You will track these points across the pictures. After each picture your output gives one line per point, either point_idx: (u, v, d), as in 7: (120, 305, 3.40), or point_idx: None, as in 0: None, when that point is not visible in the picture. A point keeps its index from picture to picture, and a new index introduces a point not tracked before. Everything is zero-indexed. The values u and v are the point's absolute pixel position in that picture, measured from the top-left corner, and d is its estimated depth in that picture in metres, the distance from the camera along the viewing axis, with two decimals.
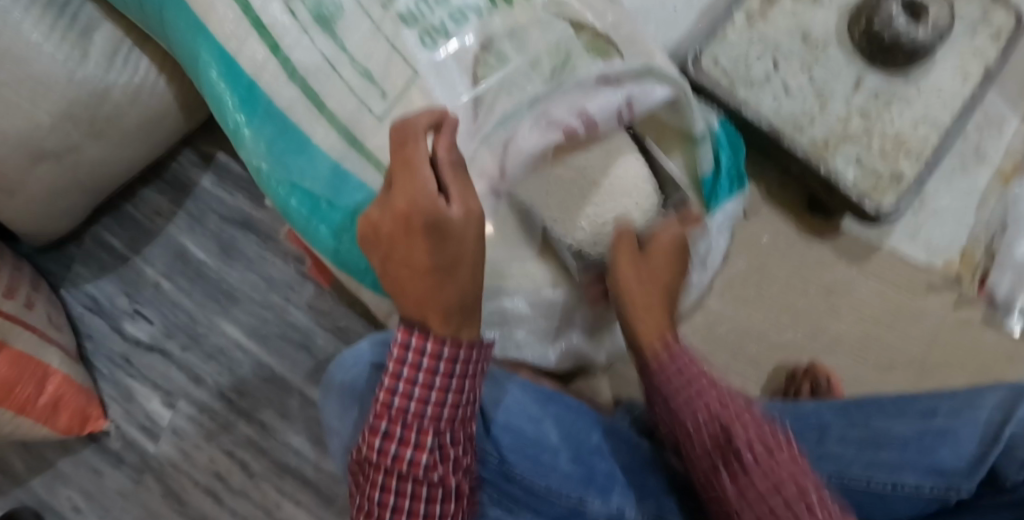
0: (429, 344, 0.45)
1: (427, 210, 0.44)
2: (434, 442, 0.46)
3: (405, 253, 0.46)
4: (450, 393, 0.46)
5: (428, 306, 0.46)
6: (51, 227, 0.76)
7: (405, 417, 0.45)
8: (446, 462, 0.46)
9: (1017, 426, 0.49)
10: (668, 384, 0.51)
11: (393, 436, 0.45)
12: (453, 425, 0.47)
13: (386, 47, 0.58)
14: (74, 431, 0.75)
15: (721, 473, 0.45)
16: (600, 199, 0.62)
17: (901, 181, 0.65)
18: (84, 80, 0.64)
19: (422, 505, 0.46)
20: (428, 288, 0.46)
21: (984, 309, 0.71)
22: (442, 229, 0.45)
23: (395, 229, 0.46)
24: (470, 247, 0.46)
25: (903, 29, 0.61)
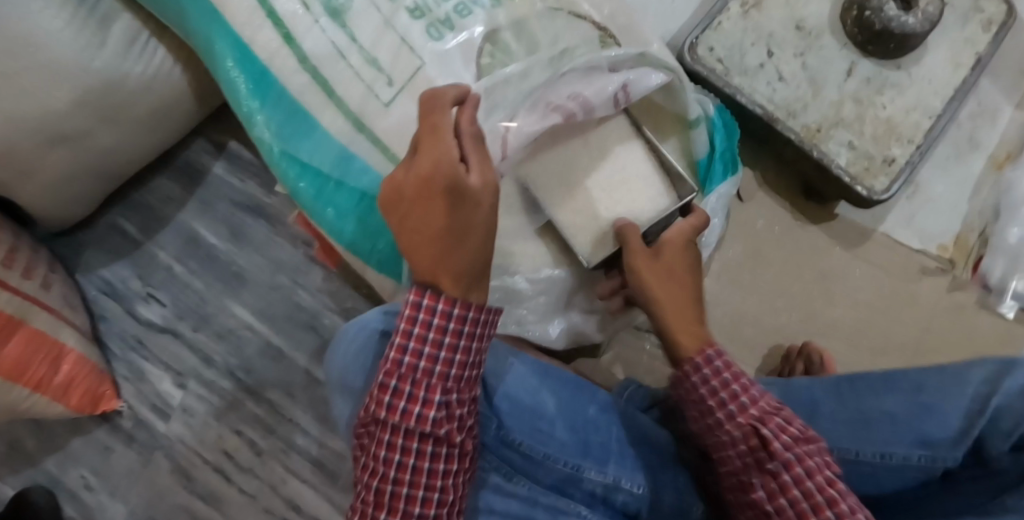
0: (439, 305, 0.48)
1: (448, 175, 0.46)
2: (441, 399, 0.48)
3: (423, 217, 0.48)
4: (458, 351, 0.49)
5: (438, 271, 0.48)
6: (67, 211, 0.78)
7: (413, 375, 0.48)
8: (451, 420, 0.49)
9: (1002, 400, 0.51)
10: (703, 391, 0.50)
11: (402, 394, 0.48)
12: (459, 385, 0.50)
13: (395, 38, 0.61)
14: (86, 409, 0.77)
15: (754, 482, 0.45)
16: (605, 174, 0.64)
17: (892, 164, 0.67)
18: (102, 68, 0.66)
19: (427, 463, 0.49)
20: (440, 254, 0.48)
21: (977, 293, 0.72)
22: (460, 194, 0.47)
23: (415, 193, 0.48)
24: (484, 216, 0.48)
25: (891, 18, 0.63)
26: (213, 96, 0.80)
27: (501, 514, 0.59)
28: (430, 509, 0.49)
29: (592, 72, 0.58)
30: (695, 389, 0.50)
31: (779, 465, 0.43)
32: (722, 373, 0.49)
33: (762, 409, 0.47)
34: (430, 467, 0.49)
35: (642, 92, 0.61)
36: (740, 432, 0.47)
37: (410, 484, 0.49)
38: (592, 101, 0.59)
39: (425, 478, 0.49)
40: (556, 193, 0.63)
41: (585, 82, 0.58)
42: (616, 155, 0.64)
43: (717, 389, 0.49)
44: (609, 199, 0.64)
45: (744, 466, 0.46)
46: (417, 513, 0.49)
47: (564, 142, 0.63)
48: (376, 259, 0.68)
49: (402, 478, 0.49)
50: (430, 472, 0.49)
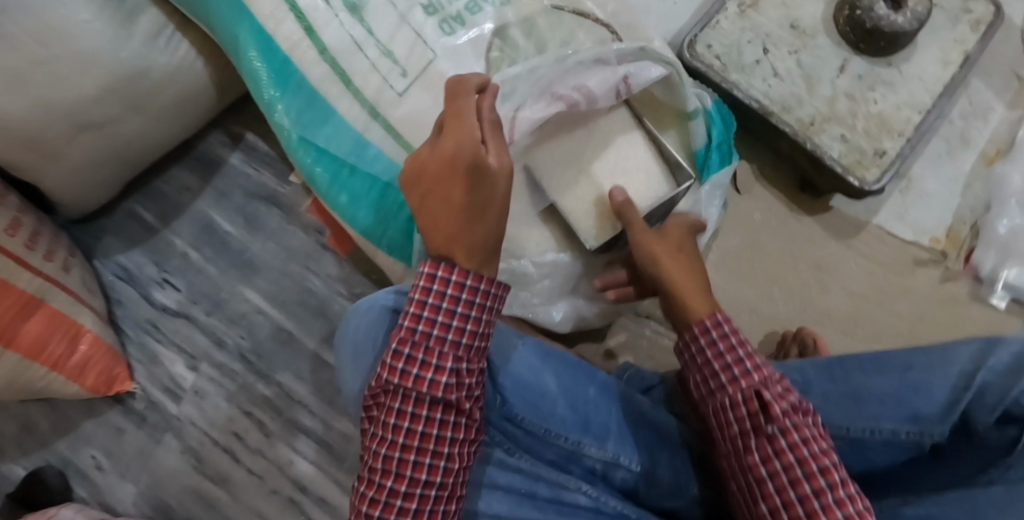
0: (453, 276, 0.49)
1: (470, 153, 0.49)
2: (452, 366, 0.49)
3: (445, 193, 0.50)
4: (468, 321, 0.50)
5: (454, 244, 0.50)
6: (89, 198, 0.81)
7: (426, 343, 0.49)
8: (461, 389, 0.50)
9: (987, 375, 0.53)
10: (708, 357, 0.50)
11: (415, 361, 0.49)
12: (469, 355, 0.51)
13: (410, 32, 0.64)
14: (101, 390, 0.80)
15: (747, 445, 0.44)
16: (608, 162, 0.66)
17: (883, 156, 0.69)
18: (128, 59, 0.69)
19: (434, 430, 0.49)
20: (458, 228, 0.50)
21: (969, 285, 0.74)
22: (480, 173, 0.49)
23: (439, 169, 0.50)
24: (501, 195, 0.50)
25: (882, 16, 0.66)
26: (232, 89, 0.83)
27: (504, 488, 0.60)
28: (435, 477, 0.49)
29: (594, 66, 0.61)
30: (700, 354, 0.50)
31: (776, 429, 0.43)
32: (729, 339, 0.49)
33: (766, 376, 0.46)
34: (438, 434, 0.49)
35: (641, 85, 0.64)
36: (741, 396, 0.46)
37: (417, 451, 0.49)
38: (595, 92, 0.61)
39: (432, 445, 0.49)
40: (560, 180, 0.65)
41: (587, 75, 0.61)
42: (619, 144, 0.67)
43: (723, 354, 0.49)
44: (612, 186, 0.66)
45: (742, 429, 0.45)
46: (422, 480, 0.49)
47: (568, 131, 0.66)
48: (387, 243, 0.70)
49: (409, 445, 0.49)
50: (437, 440, 0.49)
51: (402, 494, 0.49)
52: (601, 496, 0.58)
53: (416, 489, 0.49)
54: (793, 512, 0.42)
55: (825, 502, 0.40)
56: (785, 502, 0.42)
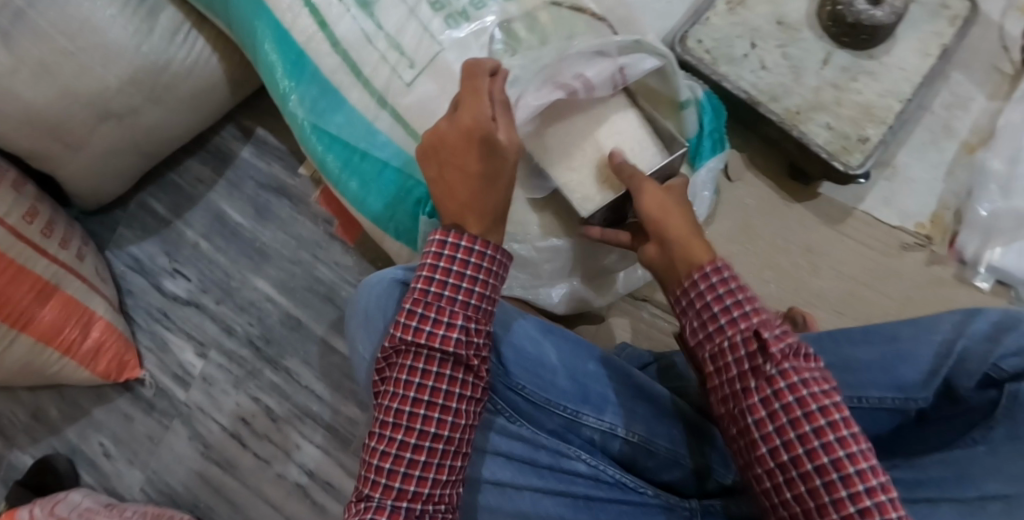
0: (463, 242, 0.52)
1: (483, 128, 0.52)
2: (462, 324, 0.51)
3: (460, 163, 0.53)
4: (477, 284, 0.53)
5: (465, 212, 0.53)
6: (104, 189, 0.84)
7: (438, 303, 0.52)
8: (470, 348, 0.52)
9: (966, 343, 0.55)
10: (702, 299, 0.49)
11: (427, 319, 0.51)
12: (478, 315, 0.53)
13: (417, 26, 0.65)
14: (112, 376, 0.82)
15: (748, 389, 0.46)
16: (603, 135, 0.65)
17: (867, 142, 0.72)
18: (149, 52, 0.73)
19: (444, 385, 0.51)
20: (470, 196, 0.53)
21: (954, 268, 0.77)
22: (493, 146, 0.52)
23: (456, 141, 0.53)
24: (510, 167, 0.54)
25: (862, 11, 0.70)
26: (244, 85, 0.86)
27: (506, 455, 0.62)
28: (444, 431, 0.51)
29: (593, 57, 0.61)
30: (696, 298, 0.50)
31: (776, 371, 0.44)
32: (727, 282, 0.49)
33: (763, 319, 0.47)
34: (447, 390, 0.51)
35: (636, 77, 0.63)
36: (740, 336, 0.47)
37: (427, 405, 0.51)
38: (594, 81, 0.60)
39: (441, 400, 0.51)
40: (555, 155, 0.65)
41: (586, 64, 0.61)
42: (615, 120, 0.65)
43: (721, 297, 0.48)
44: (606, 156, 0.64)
45: (740, 372, 0.46)
46: (431, 433, 0.51)
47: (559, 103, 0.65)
48: (395, 225, 0.71)
49: (419, 399, 0.51)
50: (446, 394, 0.51)
51: (411, 446, 0.51)
52: (600, 464, 0.61)
53: (425, 442, 0.51)
54: (792, 451, 0.44)
55: (825, 440, 0.42)
56: (785, 441, 0.44)
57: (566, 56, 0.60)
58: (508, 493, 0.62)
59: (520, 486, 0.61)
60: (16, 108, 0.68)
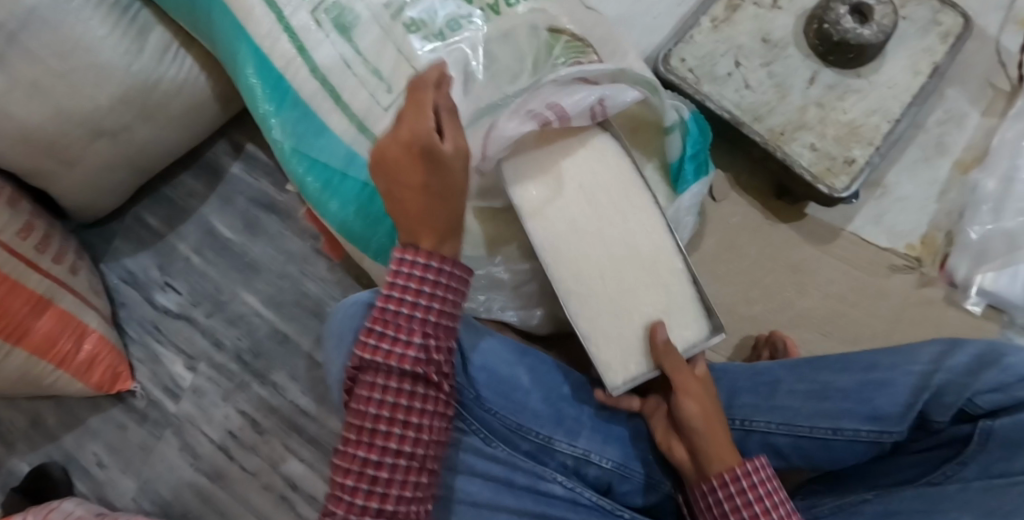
0: (421, 260, 0.51)
1: (424, 140, 0.50)
2: (419, 342, 0.50)
3: (404, 177, 0.51)
4: (435, 300, 0.51)
5: (416, 226, 0.52)
6: (99, 204, 0.86)
7: (395, 321, 0.51)
8: (429, 363, 0.51)
9: (944, 377, 0.54)
10: (725, 511, 0.51)
11: (385, 337, 0.50)
12: (437, 330, 0.52)
13: (394, 51, 0.66)
14: (105, 388, 0.83)
15: None
16: (648, 292, 0.61)
17: (853, 164, 0.72)
18: (138, 73, 0.74)
19: (404, 402, 0.51)
20: (420, 209, 0.51)
21: (945, 289, 0.78)
22: (437, 158, 0.50)
23: (399, 154, 0.51)
24: (459, 179, 0.52)
25: (848, 29, 0.69)
26: (235, 101, 0.87)
27: (481, 476, 0.62)
28: (404, 448, 0.51)
29: (571, 86, 0.59)
30: (717, 504, 0.52)
31: None
32: (748, 493, 0.50)
33: None
34: (405, 406, 0.51)
35: (617, 108, 0.60)
36: None
37: (385, 423, 0.50)
38: (570, 111, 0.58)
39: (401, 417, 0.51)
40: (583, 298, 0.61)
41: (563, 93, 0.58)
42: (666, 280, 0.61)
43: (739, 507, 0.50)
44: (645, 319, 0.61)
45: None
46: (389, 450, 0.50)
47: (603, 241, 0.61)
48: (377, 246, 0.71)
49: (378, 418, 0.50)
50: (407, 411, 0.51)
51: (370, 464, 0.50)
52: (577, 487, 0.60)
53: (387, 459, 0.50)
54: None
55: None
56: None
57: (540, 87, 0.59)
58: (482, 513, 0.61)
59: (495, 507, 0.61)
60: (11, 127, 0.69)
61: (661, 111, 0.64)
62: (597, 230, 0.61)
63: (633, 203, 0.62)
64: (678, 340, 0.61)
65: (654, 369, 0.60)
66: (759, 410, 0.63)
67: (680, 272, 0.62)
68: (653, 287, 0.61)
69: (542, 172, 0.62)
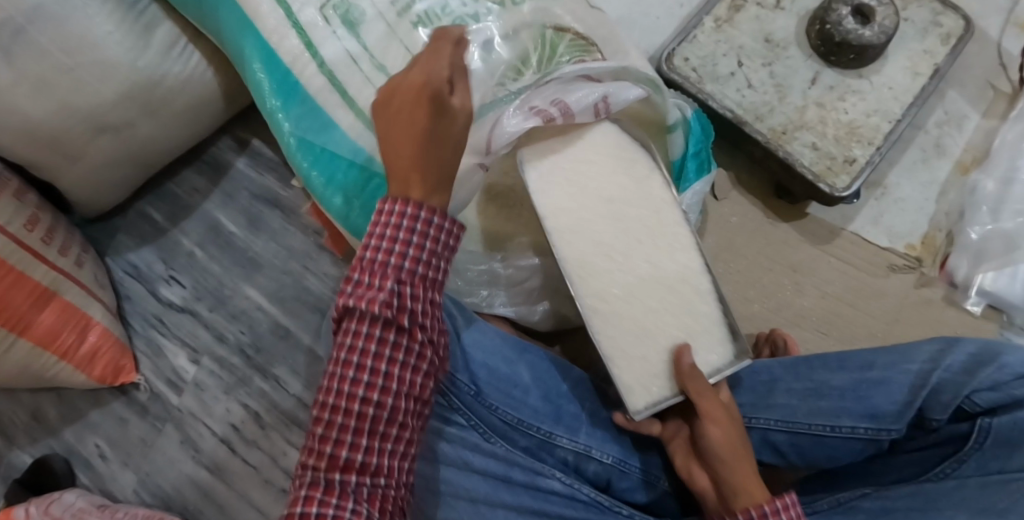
0: (406, 209, 0.47)
1: (434, 86, 0.49)
2: (392, 286, 0.46)
3: (405, 119, 0.49)
4: (412, 246, 0.47)
5: (407, 173, 0.48)
6: (104, 198, 0.86)
7: (369, 267, 0.47)
8: (402, 311, 0.46)
9: (942, 375, 0.54)
10: None
11: (360, 283, 0.47)
12: (414, 281, 0.47)
13: (401, 48, 0.66)
14: (107, 380, 0.84)
15: None
16: (674, 313, 0.58)
17: (853, 164, 0.72)
18: (145, 67, 0.75)
19: (375, 350, 0.46)
20: (415, 155, 0.48)
21: (944, 289, 0.79)
22: (443, 106, 0.49)
23: (406, 95, 0.49)
24: (459, 135, 0.50)
25: (849, 30, 0.70)
26: (240, 98, 0.88)
27: (479, 471, 0.61)
28: (370, 408, 0.46)
29: (574, 82, 0.60)
30: None
31: None
32: None
33: None
34: (375, 355, 0.46)
35: (619, 106, 0.61)
36: None
37: (351, 381, 0.46)
38: (573, 108, 0.58)
39: (372, 365, 0.46)
40: (604, 315, 0.58)
41: (566, 90, 0.59)
42: (693, 302, 0.59)
43: None
44: (669, 341, 0.58)
45: None
46: (356, 411, 0.46)
47: (630, 259, 0.59)
48: None
49: (344, 375, 0.46)
50: (377, 359, 0.46)
51: (336, 426, 0.46)
52: (575, 483, 0.60)
53: (354, 409, 0.46)
54: None
55: None
56: None
57: (543, 84, 0.60)
58: (481, 510, 0.60)
59: (494, 504, 0.60)
60: (17, 120, 0.69)
61: (662, 109, 0.64)
62: (624, 247, 0.60)
63: (661, 221, 0.61)
64: (703, 365, 0.57)
65: (678, 394, 0.56)
66: (755, 408, 0.63)
67: (708, 293, 0.59)
68: (680, 306, 0.58)
69: (569, 188, 0.61)
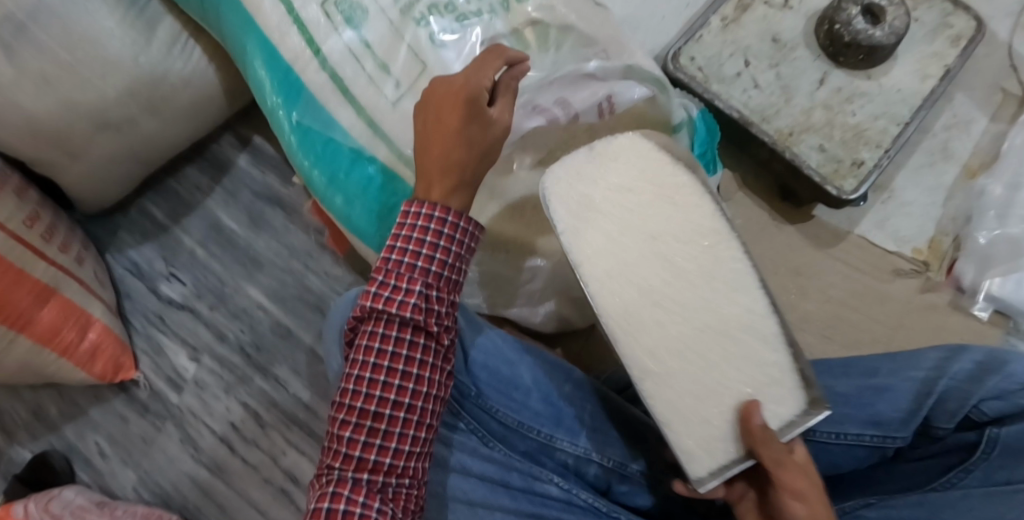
0: (435, 213, 0.49)
1: (472, 90, 0.50)
2: (421, 290, 0.48)
3: (438, 117, 0.50)
4: (438, 251, 0.49)
5: (432, 173, 0.50)
6: (104, 194, 0.86)
7: (397, 271, 0.49)
8: (429, 315, 0.49)
9: (948, 383, 0.54)
10: None
11: (387, 286, 0.48)
12: (440, 286, 0.50)
13: (403, 46, 0.66)
14: (107, 378, 0.83)
15: None
16: (738, 365, 0.47)
17: (861, 166, 0.71)
18: (146, 64, 0.74)
19: (404, 352, 0.48)
20: (442, 152, 0.50)
21: (951, 295, 0.78)
22: (477, 111, 0.50)
23: (443, 95, 0.51)
24: (489, 143, 0.51)
25: (860, 30, 0.69)
26: (242, 95, 0.88)
27: (477, 475, 0.61)
28: (402, 412, 0.48)
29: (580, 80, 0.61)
30: None
31: None
32: None
33: None
34: (406, 358, 0.48)
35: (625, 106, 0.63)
36: None
37: (383, 386, 0.48)
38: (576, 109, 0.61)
39: (401, 367, 0.48)
40: (657, 377, 0.47)
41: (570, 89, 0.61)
42: (755, 349, 0.47)
43: None
44: (733, 399, 0.46)
45: None
46: (388, 415, 0.47)
47: (683, 307, 0.47)
48: (378, 240, 0.70)
49: (375, 380, 0.48)
50: (407, 360, 0.48)
51: (366, 429, 0.47)
52: (573, 488, 0.59)
53: (385, 410, 0.47)
54: None
55: None
56: None
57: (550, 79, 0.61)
58: (478, 513, 0.59)
59: (490, 506, 0.59)
60: (18, 116, 0.69)
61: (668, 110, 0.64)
62: (677, 294, 0.47)
63: (710, 244, 0.48)
64: (772, 417, 0.46)
65: (747, 458, 0.45)
66: None
67: (778, 340, 0.47)
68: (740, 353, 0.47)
69: (606, 226, 0.49)
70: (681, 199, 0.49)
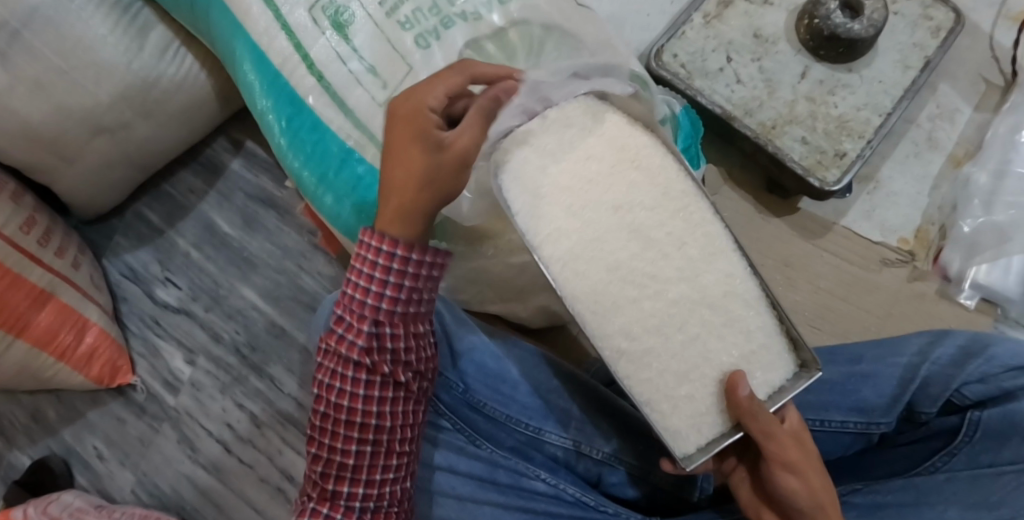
0: (383, 246, 0.49)
1: (418, 109, 0.48)
2: (370, 329, 0.49)
3: (390, 140, 0.49)
4: (388, 288, 0.49)
5: (388, 197, 0.49)
6: (100, 199, 0.87)
7: (351, 308, 0.50)
8: (381, 352, 0.50)
9: (931, 367, 0.54)
10: None
11: (341, 324, 0.50)
12: (393, 320, 0.50)
13: (388, 47, 0.67)
14: (105, 381, 0.84)
15: None
16: (722, 336, 0.46)
17: (844, 157, 0.72)
18: (139, 69, 0.75)
19: (361, 389, 0.50)
20: (393, 176, 0.48)
21: (938, 284, 0.79)
22: (422, 130, 0.47)
23: (394, 117, 0.49)
24: (442, 166, 0.48)
25: (839, 24, 0.70)
26: (234, 100, 0.89)
27: (466, 474, 0.61)
28: (369, 446, 0.50)
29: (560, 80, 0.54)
30: None
31: None
32: None
33: None
34: (362, 396, 0.50)
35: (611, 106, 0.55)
36: None
37: (346, 424, 0.50)
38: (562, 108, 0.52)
39: (360, 404, 0.50)
40: (633, 358, 0.46)
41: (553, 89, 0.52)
42: (739, 318, 0.46)
43: None
44: (716, 372, 0.46)
45: None
46: (354, 450, 0.50)
47: (656, 284, 0.46)
48: None
49: (337, 419, 0.50)
50: (365, 398, 0.50)
51: (336, 464, 0.50)
52: (560, 483, 0.59)
53: (351, 445, 0.50)
54: None
55: None
56: None
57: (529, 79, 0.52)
58: (467, 508, 0.60)
59: (478, 501, 0.60)
60: (14, 123, 0.70)
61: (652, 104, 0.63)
62: (648, 270, 0.46)
63: (677, 205, 0.48)
64: (761, 385, 0.46)
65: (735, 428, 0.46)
66: None
67: (760, 302, 0.47)
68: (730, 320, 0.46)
69: (566, 202, 0.47)
70: (643, 161, 0.49)
